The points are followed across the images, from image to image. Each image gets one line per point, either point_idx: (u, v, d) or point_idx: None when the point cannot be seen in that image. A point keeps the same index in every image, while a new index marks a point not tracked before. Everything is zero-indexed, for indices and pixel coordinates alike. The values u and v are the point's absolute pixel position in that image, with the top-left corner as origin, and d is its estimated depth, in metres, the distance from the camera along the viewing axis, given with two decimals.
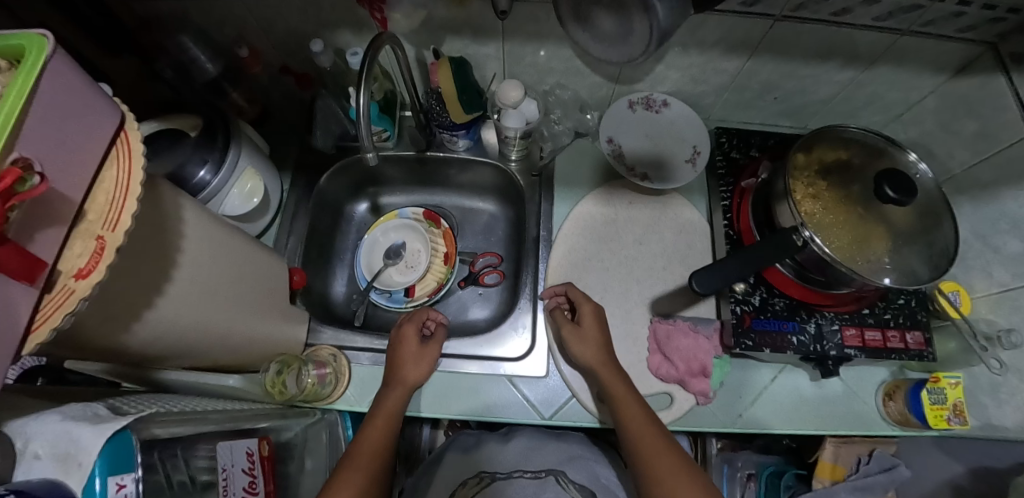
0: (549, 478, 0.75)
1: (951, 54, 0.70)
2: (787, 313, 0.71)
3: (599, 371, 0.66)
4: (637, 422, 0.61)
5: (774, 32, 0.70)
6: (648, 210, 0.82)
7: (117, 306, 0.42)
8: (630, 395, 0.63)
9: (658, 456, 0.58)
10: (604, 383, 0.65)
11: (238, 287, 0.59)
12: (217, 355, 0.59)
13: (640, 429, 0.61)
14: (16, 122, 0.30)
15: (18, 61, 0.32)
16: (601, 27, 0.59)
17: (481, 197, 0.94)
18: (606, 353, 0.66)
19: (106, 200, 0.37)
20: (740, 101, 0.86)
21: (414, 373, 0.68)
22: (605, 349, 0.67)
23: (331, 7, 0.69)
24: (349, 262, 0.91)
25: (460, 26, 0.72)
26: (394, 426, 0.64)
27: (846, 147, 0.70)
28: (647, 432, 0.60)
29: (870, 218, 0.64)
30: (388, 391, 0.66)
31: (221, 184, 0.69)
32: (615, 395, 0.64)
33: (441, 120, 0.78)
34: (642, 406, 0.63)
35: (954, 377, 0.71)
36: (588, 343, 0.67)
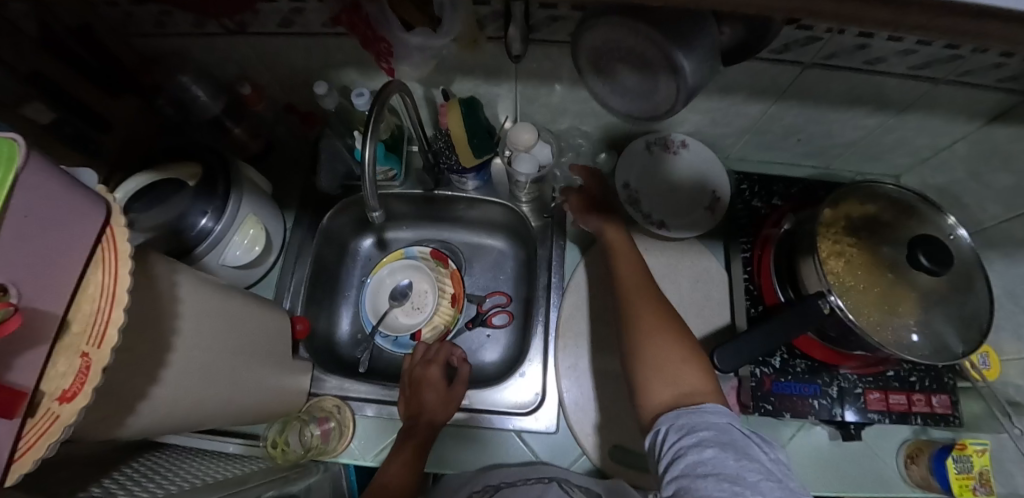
0: (552, 484, 0.65)
1: (988, 107, 0.66)
2: (809, 375, 0.68)
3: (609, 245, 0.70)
4: (629, 277, 0.65)
5: (801, 79, 0.66)
6: (664, 257, 0.79)
7: (109, 402, 0.41)
8: (627, 256, 0.68)
9: (642, 307, 0.60)
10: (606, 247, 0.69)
11: (239, 350, 0.58)
12: (217, 423, 0.58)
13: (630, 280, 0.64)
14: None
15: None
16: (623, 81, 0.56)
17: (490, 234, 0.90)
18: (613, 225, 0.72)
19: (91, 310, 0.34)
20: (761, 143, 0.82)
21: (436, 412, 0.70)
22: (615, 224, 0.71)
23: (336, 47, 0.66)
24: (353, 301, 0.89)
25: (470, 68, 0.68)
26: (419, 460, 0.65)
27: (875, 202, 0.67)
28: (636, 282, 0.64)
29: (900, 283, 0.61)
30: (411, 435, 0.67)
31: (224, 231, 0.66)
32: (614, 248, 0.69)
33: (451, 163, 0.76)
34: (638, 262, 0.67)
35: (981, 444, 0.69)
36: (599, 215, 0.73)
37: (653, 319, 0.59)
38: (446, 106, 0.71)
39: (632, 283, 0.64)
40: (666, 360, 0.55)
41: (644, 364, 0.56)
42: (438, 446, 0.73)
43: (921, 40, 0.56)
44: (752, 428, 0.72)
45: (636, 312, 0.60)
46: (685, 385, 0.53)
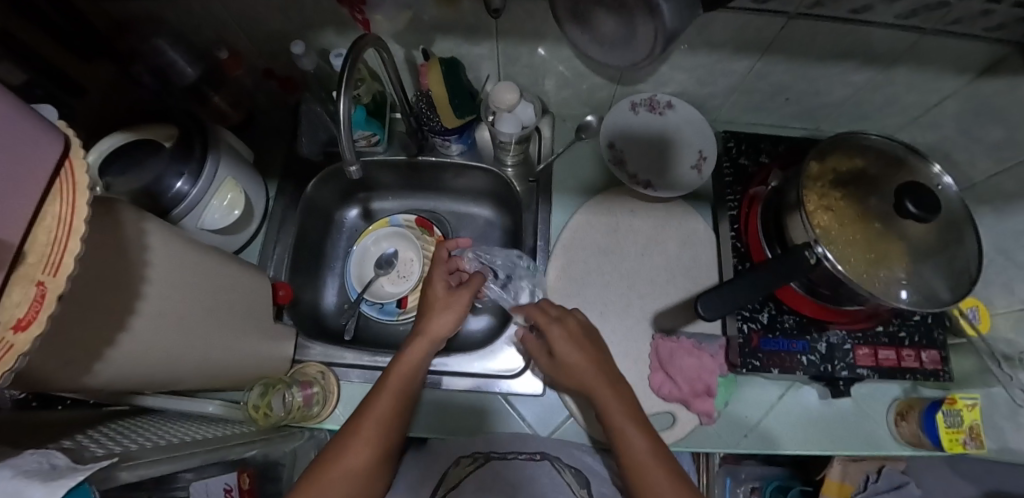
0: (544, 461, 0.65)
1: (976, 57, 0.65)
2: (797, 332, 0.68)
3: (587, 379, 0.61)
4: (621, 415, 0.58)
5: (787, 31, 0.65)
6: (651, 219, 0.78)
7: (75, 345, 0.40)
8: (610, 387, 0.60)
9: (640, 454, 0.55)
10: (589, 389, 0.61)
11: (215, 308, 0.57)
12: (192, 383, 0.57)
13: (622, 420, 0.58)
14: None
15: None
16: (601, 29, 0.55)
17: (476, 202, 0.89)
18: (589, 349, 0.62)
19: (48, 240, 0.33)
20: (749, 103, 0.81)
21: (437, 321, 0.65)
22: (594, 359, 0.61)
23: (311, 6, 0.65)
24: (339, 272, 0.88)
25: (450, 25, 0.67)
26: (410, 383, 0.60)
27: (862, 155, 0.66)
28: (631, 424, 0.57)
29: (887, 233, 0.60)
30: (381, 387, 0.59)
31: (200, 196, 0.65)
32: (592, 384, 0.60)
33: (432, 125, 0.74)
34: (624, 396, 0.60)
35: (971, 399, 0.68)
36: (576, 345, 0.62)
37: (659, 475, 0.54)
38: (426, 66, 0.70)
39: (628, 433, 0.57)
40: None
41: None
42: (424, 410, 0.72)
43: None
44: (739, 387, 0.71)
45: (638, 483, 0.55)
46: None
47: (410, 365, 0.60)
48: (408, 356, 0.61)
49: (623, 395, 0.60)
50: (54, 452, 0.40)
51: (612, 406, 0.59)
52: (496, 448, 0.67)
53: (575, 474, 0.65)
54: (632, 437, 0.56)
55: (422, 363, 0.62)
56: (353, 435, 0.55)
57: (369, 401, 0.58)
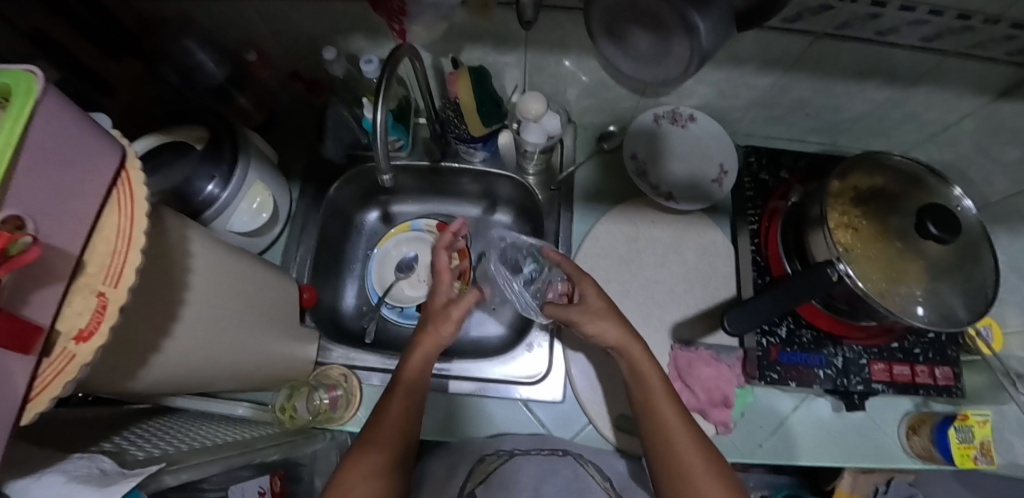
0: (567, 456, 0.65)
1: (997, 79, 0.66)
2: (814, 346, 0.69)
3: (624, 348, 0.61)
4: (658, 388, 0.58)
5: (812, 50, 0.66)
6: (671, 230, 0.79)
7: (123, 350, 0.41)
8: (652, 365, 0.59)
9: (676, 426, 0.56)
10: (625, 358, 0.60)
11: (247, 311, 0.58)
12: (223, 385, 0.58)
13: (662, 402, 0.57)
14: (8, 170, 0.26)
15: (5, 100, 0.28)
16: (637, 45, 0.56)
17: (495, 208, 0.90)
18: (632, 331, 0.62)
19: (107, 251, 0.34)
20: (769, 117, 0.82)
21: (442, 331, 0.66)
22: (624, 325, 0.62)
23: (344, 11, 0.65)
24: (358, 273, 0.88)
25: (480, 34, 0.68)
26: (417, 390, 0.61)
27: (883, 174, 0.67)
28: (665, 399, 0.57)
29: (908, 253, 0.61)
30: (390, 400, 0.59)
31: (230, 198, 0.66)
32: (635, 362, 0.60)
33: (459, 132, 0.75)
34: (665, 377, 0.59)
35: (982, 415, 0.69)
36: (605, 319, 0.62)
37: (692, 451, 0.54)
38: (454, 75, 0.70)
39: (665, 409, 0.57)
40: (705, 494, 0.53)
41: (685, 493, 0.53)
42: (445, 414, 0.73)
43: (935, 9, 0.56)
44: (755, 399, 0.72)
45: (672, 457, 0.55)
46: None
47: (416, 373, 0.62)
48: (412, 364, 0.63)
49: (664, 380, 0.59)
50: (101, 456, 0.40)
51: (653, 389, 0.58)
52: (518, 445, 0.68)
53: (597, 469, 0.65)
54: (662, 407, 0.57)
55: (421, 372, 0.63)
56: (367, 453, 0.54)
57: (381, 410, 0.59)
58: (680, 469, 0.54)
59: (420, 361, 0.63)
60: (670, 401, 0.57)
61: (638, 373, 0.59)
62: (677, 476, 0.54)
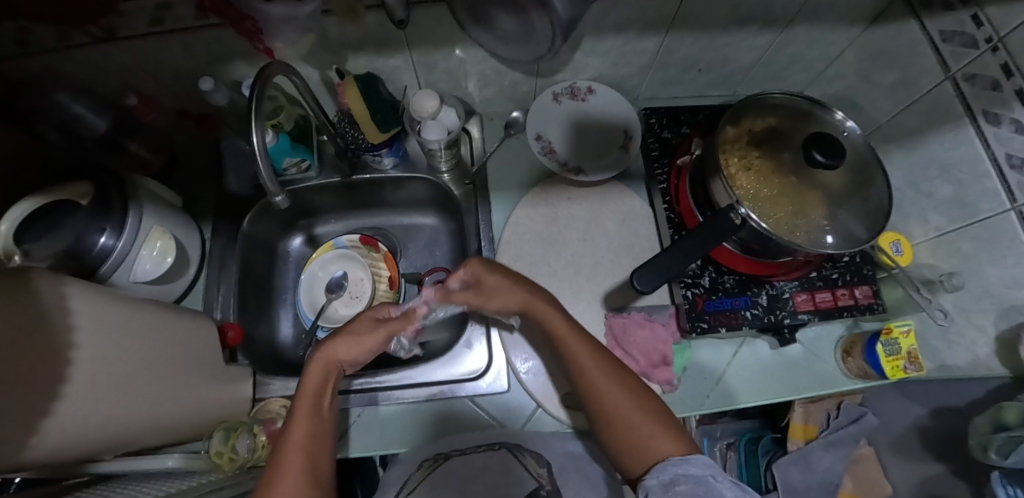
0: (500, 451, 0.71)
1: (863, 6, 0.68)
2: (738, 289, 0.71)
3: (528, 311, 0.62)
4: (571, 343, 0.59)
5: (685, 7, 0.67)
6: (589, 203, 0.80)
7: (8, 422, 0.39)
8: (561, 319, 0.61)
9: (598, 372, 0.57)
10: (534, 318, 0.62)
11: (157, 359, 0.56)
12: (147, 441, 0.56)
13: (587, 358, 0.58)
14: None
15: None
16: (502, 27, 0.57)
17: (419, 212, 0.90)
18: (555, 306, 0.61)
19: None
20: (667, 78, 0.83)
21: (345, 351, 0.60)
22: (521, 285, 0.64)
23: (212, 39, 0.63)
24: (291, 302, 0.87)
25: (358, 41, 0.67)
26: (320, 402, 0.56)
27: (773, 114, 0.69)
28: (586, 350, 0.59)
29: (803, 184, 0.63)
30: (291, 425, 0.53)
31: (128, 248, 0.63)
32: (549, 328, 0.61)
33: (358, 142, 0.74)
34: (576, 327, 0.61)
35: (905, 325, 0.71)
36: (508, 284, 0.63)
37: (617, 387, 0.57)
38: (343, 85, 0.70)
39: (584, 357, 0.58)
40: (642, 426, 0.55)
41: (629, 449, 0.55)
42: (393, 427, 0.71)
43: None
44: (693, 352, 0.73)
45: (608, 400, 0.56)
46: (663, 459, 0.52)
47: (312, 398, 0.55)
48: (305, 386, 0.56)
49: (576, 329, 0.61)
50: None
51: (579, 357, 0.58)
52: (457, 445, 0.71)
53: (535, 458, 0.71)
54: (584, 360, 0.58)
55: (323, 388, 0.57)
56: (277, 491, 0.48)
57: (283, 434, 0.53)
58: (626, 429, 0.55)
59: (312, 384, 0.56)
60: (602, 365, 0.58)
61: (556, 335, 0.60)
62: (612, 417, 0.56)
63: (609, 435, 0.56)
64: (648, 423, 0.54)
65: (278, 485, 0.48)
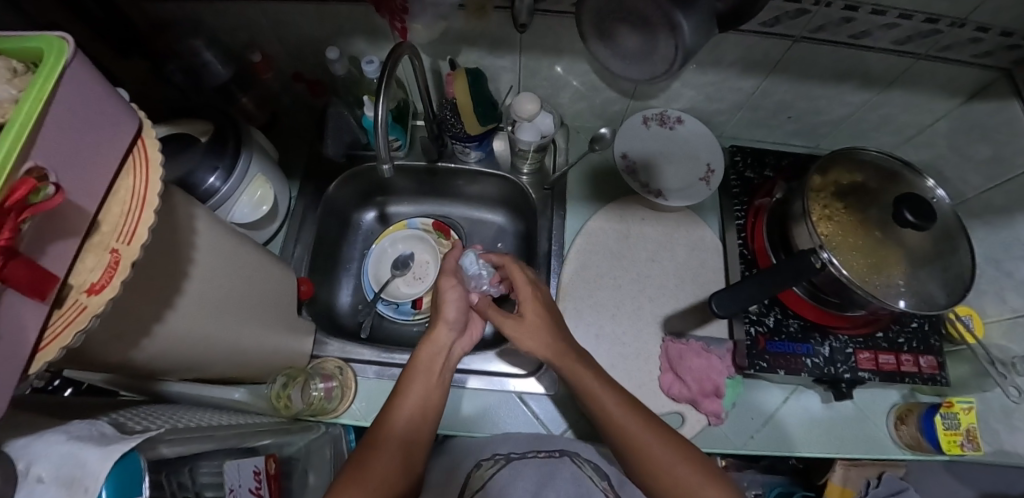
0: (563, 459, 0.65)
1: (967, 81, 0.70)
2: (802, 335, 0.71)
3: (557, 361, 0.63)
4: (604, 403, 0.58)
5: (791, 54, 0.69)
6: (660, 226, 0.82)
7: (129, 319, 0.42)
8: (591, 371, 0.61)
9: (631, 430, 0.56)
10: (562, 372, 0.62)
11: (248, 297, 0.59)
12: (221, 369, 0.58)
13: (619, 414, 0.57)
14: (39, 115, 0.29)
15: (38, 64, 0.32)
16: (624, 44, 0.57)
17: (489, 209, 0.93)
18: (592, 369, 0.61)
19: (122, 211, 0.35)
20: (753, 120, 0.85)
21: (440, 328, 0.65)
22: (553, 333, 0.64)
23: (346, 14, 0.68)
24: (355, 272, 0.90)
25: (476, 37, 0.71)
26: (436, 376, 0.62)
27: (862, 170, 0.70)
28: (618, 406, 0.58)
29: (887, 242, 0.64)
30: (393, 409, 0.58)
31: (231, 191, 0.67)
32: (580, 382, 0.60)
33: (456, 131, 0.77)
34: (605, 379, 0.60)
35: (966, 402, 0.70)
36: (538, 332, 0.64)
37: (655, 447, 0.55)
38: (452, 76, 0.73)
39: (618, 417, 0.57)
40: (679, 480, 0.54)
41: None
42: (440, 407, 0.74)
43: (904, 12, 0.60)
44: (744, 389, 0.73)
45: (643, 462, 0.55)
46: None
47: (421, 372, 0.61)
48: (415, 365, 0.62)
49: (606, 380, 0.60)
50: (102, 422, 0.41)
51: (615, 421, 0.57)
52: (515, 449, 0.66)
53: (594, 468, 0.66)
54: (620, 423, 0.57)
55: (433, 373, 0.61)
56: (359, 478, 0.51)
57: (385, 416, 0.58)
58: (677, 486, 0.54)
59: (423, 358, 0.62)
60: (638, 422, 0.57)
61: (589, 394, 0.59)
62: (648, 476, 0.55)
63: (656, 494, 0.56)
64: (693, 477, 0.54)
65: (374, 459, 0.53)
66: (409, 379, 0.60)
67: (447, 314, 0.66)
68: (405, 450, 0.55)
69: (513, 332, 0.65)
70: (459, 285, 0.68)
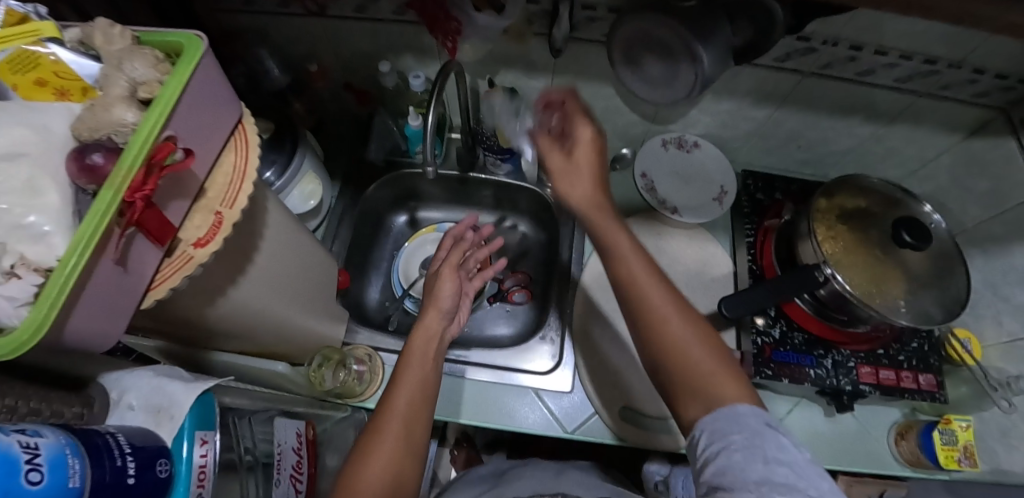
0: None
1: (966, 117, 0.75)
2: (806, 348, 0.75)
3: (590, 212, 0.58)
4: (618, 242, 0.55)
5: (801, 87, 0.76)
6: (675, 241, 0.88)
7: (213, 280, 0.48)
8: (612, 217, 0.57)
9: (656, 297, 0.52)
10: (585, 220, 0.58)
11: (300, 276, 0.65)
12: (268, 340, 0.64)
13: (640, 275, 0.53)
14: (179, 95, 0.36)
15: (176, 54, 0.39)
16: (648, 71, 0.65)
17: (513, 218, 0.99)
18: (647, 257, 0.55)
19: (226, 181, 0.42)
20: (765, 148, 0.92)
21: (434, 315, 0.68)
22: (599, 190, 0.59)
23: (400, 33, 0.76)
24: (384, 271, 0.96)
25: (515, 59, 0.79)
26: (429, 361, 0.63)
27: (864, 196, 0.75)
28: (633, 253, 0.54)
29: (887, 261, 0.69)
30: (393, 390, 0.60)
31: (284, 186, 0.75)
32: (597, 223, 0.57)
33: (490, 143, 0.85)
34: (633, 237, 0.56)
35: (964, 420, 0.73)
36: (581, 175, 0.59)
37: (672, 317, 0.51)
38: (490, 93, 0.81)
39: (637, 267, 0.53)
40: (694, 359, 0.50)
41: (682, 388, 0.50)
42: (459, 398, 0.78)
43: (904, 53, 0.67)
44: None
45: (660, 337, 0.51)
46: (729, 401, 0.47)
47: (417, 355, 0.63)
48: (410, 350, 0.64)
49: (629, 231, 0.56)
50: None
51: (622, 258, 0.54)
52: None
53: None
54: (642, 291, 0.52)
55: (428, 355, 0.64)
56: (365, 463, 0.54)
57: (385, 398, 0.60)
58: (688, 375, 0.49)
59: (417, 343, 0.64)
60: (654, 281, 0.53)
61: (599, 230, 0.56)
62: (662, 351, 0.51)
63: (656, 356, 0.51)
64: (715, 369, 0.49)
65: (376, 444, 0.55)
66: (404, 362, 0.62)
67: (441, 303, 0.69)
68: (405, 429, 0.57)
69: (557, 170, 0.60)
70: (455, 275, 0.71)
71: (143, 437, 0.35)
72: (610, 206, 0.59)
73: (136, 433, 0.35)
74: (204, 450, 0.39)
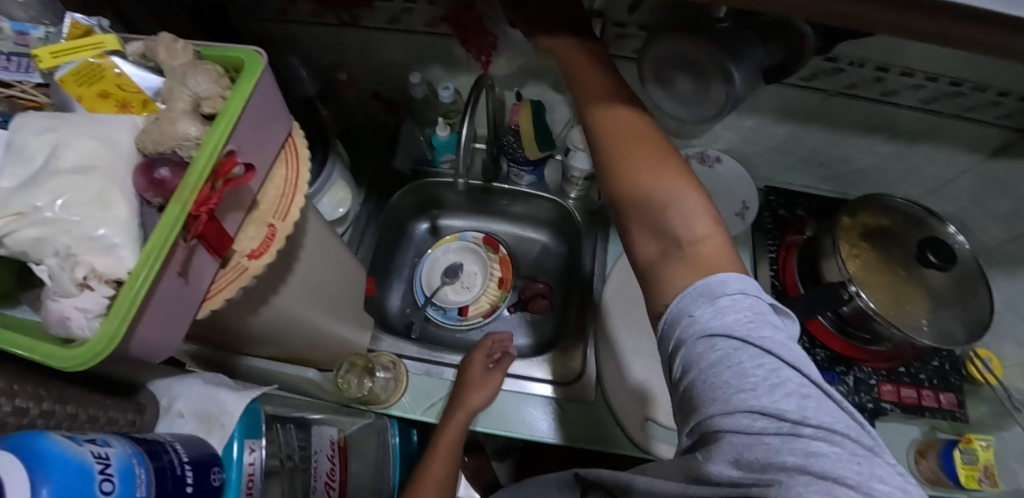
0: None
1: (988, 139, 0.76)
2: (828, 364, 0.75)
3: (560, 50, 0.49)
4: (581, 72, 0.47)
5: (826, 106, 0.77)
6: None
7: (258, 289, 0.49)
8: (588, 53, 0.48)
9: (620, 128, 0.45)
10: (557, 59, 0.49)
11: (332, 283, 0.65)
12: (299, 345, 0.65)
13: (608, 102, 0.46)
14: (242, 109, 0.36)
15: (234, 68, 0.39)
16: (679, 88, 0.64)
17: (533, 228, 1.00)
18: (609, 73, 0.47)
19: (278, 193, 0.43)
20: (786, 164, 0.93)
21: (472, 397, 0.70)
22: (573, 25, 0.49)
23: (431, 45, 0.77)
24: (406, 278, 0.97)
25: (543, 72, 0.80)
26: (456, 453, 0.65)
27: (887, 215, 0.76)
28: (599, 84, 0.47)
29: (911, 281, 0.70)
30: (421, 480, 0.62)
31: (315, 193, 0.76)
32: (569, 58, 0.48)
33: (515, 154, 0.86)
34: (606, 67, 0.48)
35: (985, 440, 0.74)
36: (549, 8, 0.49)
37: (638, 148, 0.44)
38: (518, 105, 0.81)
39: (603, 95, 0.46)
40: (662, 191, 0.42)
41: (647, 222, 0.43)
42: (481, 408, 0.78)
43: (930, 75, 0.68)
44: None
45: (625, 164, 0.44)
46: (694, 235, 0.41)
47: (448, 445, 0.65)
48: (443, 436, 0.66)
49: (603, 62, 0.48)
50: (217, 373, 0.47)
51: (592, 84, 0.47)
52: None
53: None
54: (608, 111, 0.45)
55: (458, 443, 0.65)
56: None
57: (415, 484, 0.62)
58: (632, 194, 0.44)
59: (451, 431, 0.66)
60: (624, 117, 0.45)
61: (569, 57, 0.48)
62: (624, 183, 0.44)
63: (609, 183, 0.46)
64: (681, 196, 0.42)
65: None
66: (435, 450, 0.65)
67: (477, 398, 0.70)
68: None
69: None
70: (493, 377, 0.71)
71: (198, 444, 0.35)
72: (590, 39, 0.49)
73: (187, 439, 0.35)
74: (253, 458, 0.40)
